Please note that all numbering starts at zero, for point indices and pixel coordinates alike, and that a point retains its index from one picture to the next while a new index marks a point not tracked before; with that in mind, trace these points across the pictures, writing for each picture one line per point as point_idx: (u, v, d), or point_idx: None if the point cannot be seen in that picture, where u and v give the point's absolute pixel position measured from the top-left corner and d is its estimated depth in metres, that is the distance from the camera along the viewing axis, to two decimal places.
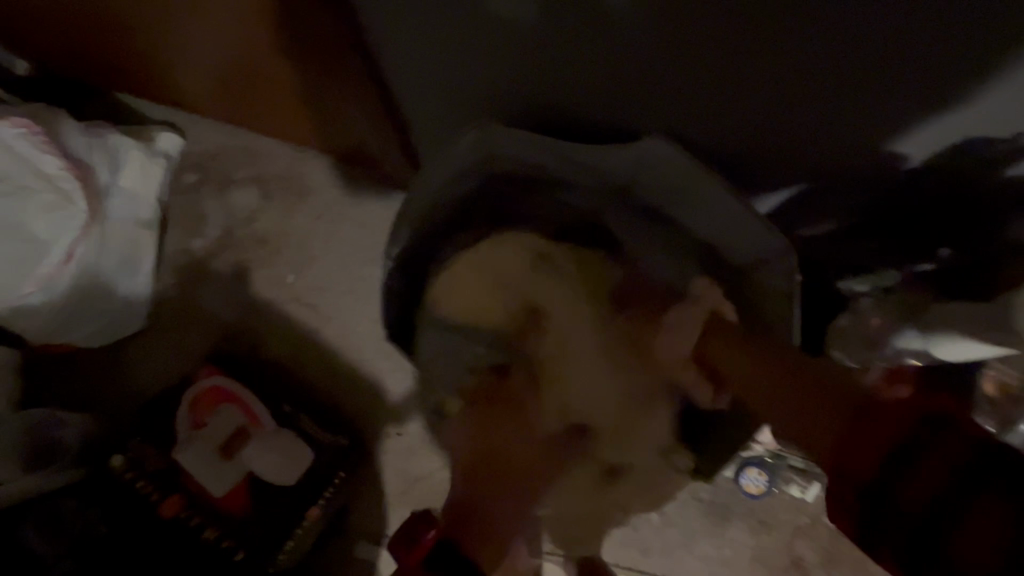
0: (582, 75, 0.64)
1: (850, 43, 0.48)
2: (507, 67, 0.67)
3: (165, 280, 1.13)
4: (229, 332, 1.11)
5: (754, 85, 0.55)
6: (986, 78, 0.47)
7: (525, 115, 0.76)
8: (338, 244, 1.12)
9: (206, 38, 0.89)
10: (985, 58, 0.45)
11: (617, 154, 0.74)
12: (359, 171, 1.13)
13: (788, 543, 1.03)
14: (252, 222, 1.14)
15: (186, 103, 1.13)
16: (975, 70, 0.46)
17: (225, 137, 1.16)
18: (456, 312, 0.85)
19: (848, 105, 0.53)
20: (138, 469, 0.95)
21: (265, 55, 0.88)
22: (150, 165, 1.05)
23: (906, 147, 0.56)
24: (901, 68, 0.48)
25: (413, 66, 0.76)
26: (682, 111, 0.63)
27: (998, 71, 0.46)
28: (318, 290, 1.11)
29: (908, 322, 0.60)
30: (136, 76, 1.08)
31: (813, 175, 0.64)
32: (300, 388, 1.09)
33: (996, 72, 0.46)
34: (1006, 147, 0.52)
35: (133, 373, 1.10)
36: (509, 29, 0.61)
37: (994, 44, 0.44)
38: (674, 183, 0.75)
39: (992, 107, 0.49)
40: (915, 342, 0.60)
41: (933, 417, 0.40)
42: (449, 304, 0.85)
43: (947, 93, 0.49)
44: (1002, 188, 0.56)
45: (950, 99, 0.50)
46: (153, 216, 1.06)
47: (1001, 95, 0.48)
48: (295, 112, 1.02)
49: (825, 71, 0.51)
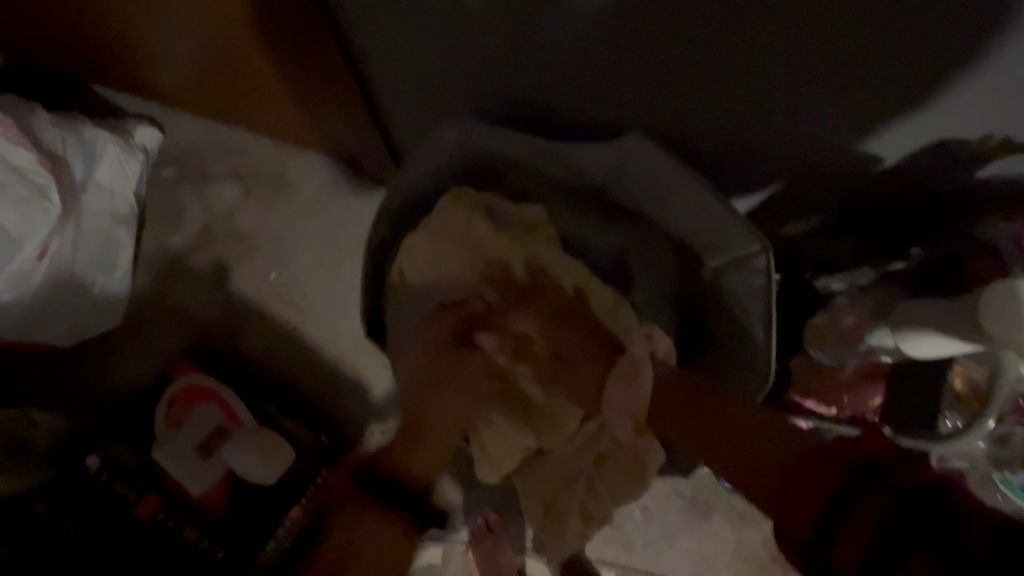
0: (564, 74, 0.64)
1: (828, 45, 0.49)
2: (490, 65, 0.67)
3: (142, 276, 1.11)
4: (208, 330, 1.09)
5: (732, 86, 0.56)
6: (958, 73, 0.49)
7: (508, 112, 0.76)
8: (320, 240, 1.11)
9: (184, 31, 0.88)
10: (955, 58, 0.47)
11: (597, 153, 0.73)
12: (341, 166, 1.12)
13: (767, 536, 1.05)
14: (232, 218, 1.12)
15: (163, 96, 1.11)
16: (946, 67, 0.48)
17: (204, 131, 1.14)
18: (421, 277, 0.84)
19: (828, 106, 0.54)
20: (114, 470, 0.93)
21: (245, 49, 0.87)
22: (127, 158, 1.02)
23: (882, 147, 0.57)
24: (877, 68, 0.50)
25: (395, 61, 0.76)
26: (663, 111, 0.64)
27: (967, 68, 0.48)
28: (298, 287, 1.10)
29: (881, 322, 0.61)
30: (112, 69, 1.06)
31: (791, 176, 0.65)
32: (281, 385, 1.08)
33: (968, 67, 0.48)
34: (977, 146, 0.54)
35: (108, 371, 1.08)
36: (491, 28, 0.61)
37: (967, 42, 0.46)
38: (649, 180, 0.73)
39: (963, 101, 0.51)
40: (887, 339, 0.60)
41: (869, 463, 0.46)
42: (415, 270, 0.84)
43: (920, 91, 0.51)
44: (974, 185, 0.59)
45: (924, 96, 0.51)
46: (131, 211, 1.03)
47: (973, 87, 0.50)
48: (276, 106, 1.01)
49: (802, 73, 0.52)
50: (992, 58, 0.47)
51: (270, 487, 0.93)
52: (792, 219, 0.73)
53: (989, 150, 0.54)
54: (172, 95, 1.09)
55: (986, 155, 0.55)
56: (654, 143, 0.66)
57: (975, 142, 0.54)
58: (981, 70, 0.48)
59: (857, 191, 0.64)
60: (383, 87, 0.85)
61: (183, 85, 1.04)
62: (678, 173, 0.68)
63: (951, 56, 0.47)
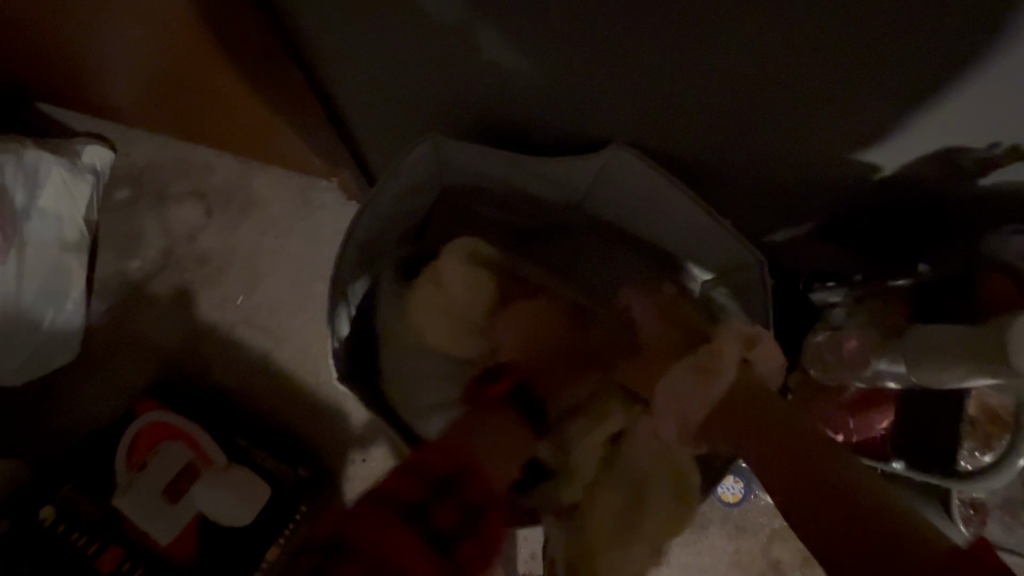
0: (540, 84, 0.60)
1: (817, 56, 0.45)
2: (460, 75, 0.63)
3: (97, 306, 1.03)
4: (172, 360, 1.02)
5: (719, 93, 0.52)
6: (956, 90, 0.44)
7: (481, 124, 0.71)
8: (290, 260, 1.05)
9: (128, 50, 0.81)
10: (954, 74, 0.43)
11: (579, 168, 0.68)
12: (311, 180, 1.07)
13: (765, 547, 1.03)
14: (194, 241, 1.05)
15: (112, 114, 1.03)
16: (942, 84, 0.44)
17: (160, 148, 1.07)
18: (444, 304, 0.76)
19: (823, 113, 0.51)
20: (71, 521, 0.86)
21: (197, 62, 0.81)
22: (74, 182, 0.95)
23: (878, 156, 0.54)
24: (867, 81, 0.46)
25: (360, 70, 0.71)
26: (645, 120, 0.60)
27: (964, 85, 0.44)
28: (268, 311, 1.04)
29: (889, 347, 0.60)
30: (50, 88, 0.98)
31: (783, 185, 0.62)
32: (255, 417, 1.01)
33: (970, 82, 0.43)
34: (983, 158, 0.50)
35: (65, 411, 1.00)
36: (460, 40, 0.57)
37: (969, 60, 0.41)
38: (634, 193, 0.70)
39: (967, 115, 0.46)
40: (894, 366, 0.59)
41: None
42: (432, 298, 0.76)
43: (915, 106, 0.47)
44: (979, 198, 0.54)
45: (918, 111, 0.47)
46: (80, 237, 0.96)
47: (975, 102, 0.45)
48: (234, 120, 0.94)
49: (793, 82, 0.48)
50: (995, 76, 0.42)
51: (245, 526, 0.88)
52: (788, 226, 0.69)
53: (991, 163, 0.50)
54: (122, 112, 1.01)
55: (988, 166, 0.51)
56: (637, 155, 0.63)
57: (978, 154, 0.50)
58: (986, 85, 0.43)
59: (858, 198, 0.60)
60: (348, 98, 0.80)
61: (132, 102, 0.96)
62: (665, 185, 0.65)
63: (951, 74, 0.43)
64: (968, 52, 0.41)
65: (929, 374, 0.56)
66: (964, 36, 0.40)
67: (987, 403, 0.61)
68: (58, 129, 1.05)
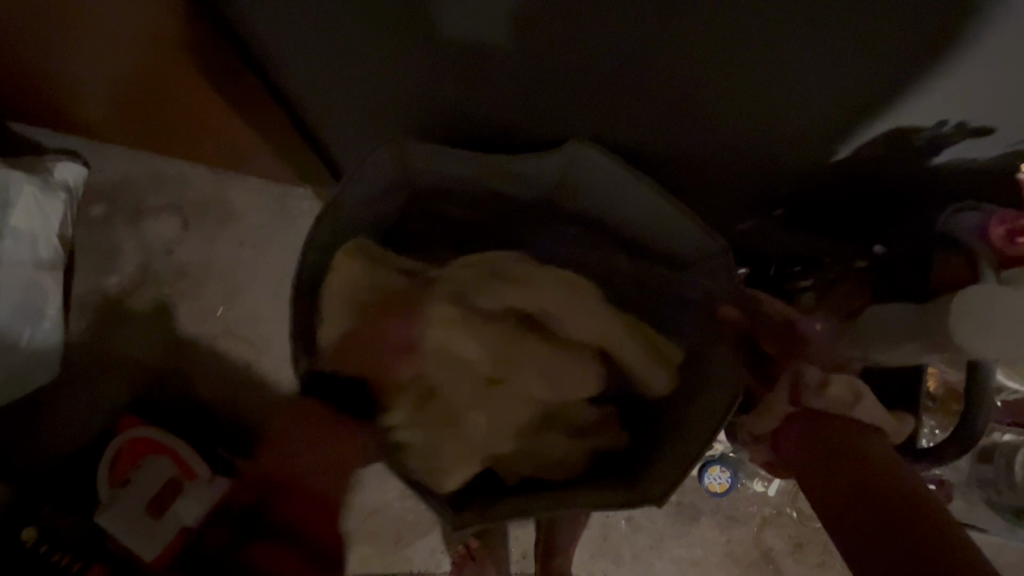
0: (498, 83, 0.60)
1: (769, 42, 0.45)
2: (421, 76, 0.63)
3: (75, 324, 1.03)
4: (153, 375, 1.02)
5: (672, 84, 0.53)
6: (924, 72, 0.45)
7: (447, 125, 0.71)
8: (269, 269, 1.04)
9: (91, 69, 0.81)
10: (916, 55, 0.44)
11: (541, 164, 0.68)
12: (285, 188, 1.06)
13: (756, 536, 1.03)
14: (171, 254, 1.05)
15: (83, 131, 1.02)
16: (904, 65, 0.45)
17: (134, 162, 1.07)
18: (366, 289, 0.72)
19: (776, 99, 0.51)
20: (52, 541, 0.86)
21: (165, 75, 0.81)
22: (46, 201, 0.94)
23: (836, 141, 0.54)
24: (817, 64, 0.46)
25: (323, 73, 0.70)
26: (604, 113, 0.60)
27: (927, 64, 0.44)
28: (249, 321, 1.03)
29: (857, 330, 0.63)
30: (18, 108, 0.97)
31: (744, 172, 0.63)
32: (237, 427, 1.01)
33: (935, 66, 0.44)
34: (933, 135, 0.51)
35: (45, 431, 0.99)
36: (416, 42, 0.57)
37: (928, 43, 0.42)
38: (597, 188, 0.70)
39: (929, 98, 0.47)
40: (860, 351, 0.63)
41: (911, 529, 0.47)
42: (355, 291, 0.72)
43: (880, 88, 0.47)
44: (929, 175, 0.57)
45: (885, 93, 0.48)
46: (55, 256, 0.96)
47: (936, 85, 0.46)
48: (205, 131, 0.94)
49: (744, 71, 0.49)
50: (954, 59, 0.43)
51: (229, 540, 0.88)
52: (756, 214, 0.70)
53: (945, 141, 0.52)
54: (93, 128, 1.00)
55: (944, 144, 0.52)
56: (602, 151, 0.63)
57: (929, 132, 0.51)
58: (950, 68, 0.44)
59: (818, 183, 0.61)
60: (314, 103, 0.80)
61: (100, 117, 0.95)
62: (629, 179, 0.65)
63: (915, 58, 0.44)
64: (929, 32, 0.41)
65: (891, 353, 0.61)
66: (920, 18, 0.40)
67: (947, 380, 0.64)
68: (28, 148, 1.04)
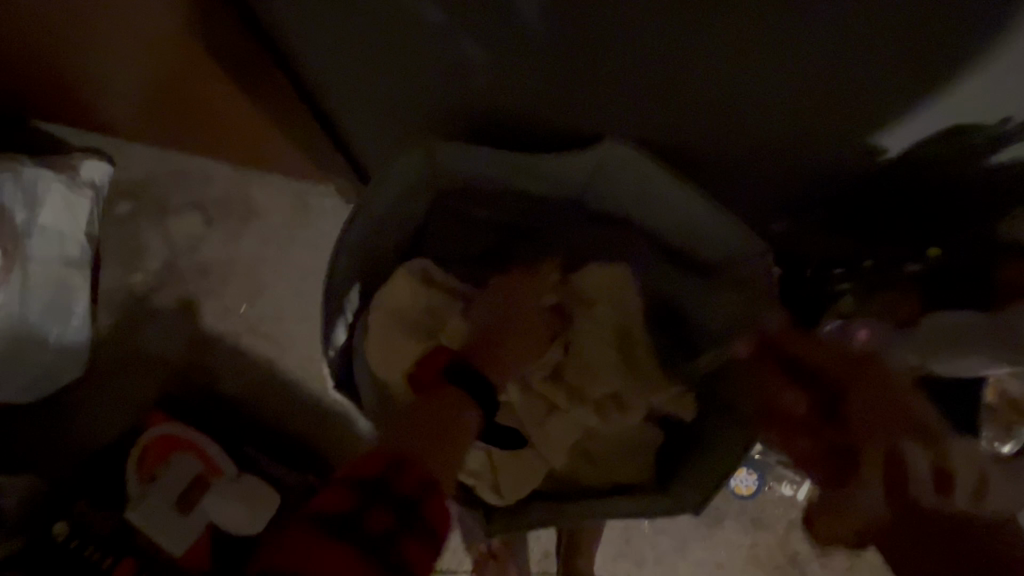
0: (529, 82, 0.58)
1: (817, 33, 0.43)
2: (450, 76, 0.62)
3: (102, 321, 1.04)
4: (179, 373, 1.02)
5: (713, 82, 0.51)
6: (988, 68, 0.42)
7: (475, 123, 0.70)
8: (292, 267, 1.04)
9: (118, 69, 0.81)
10: (978, 48, 0.41)
11: (573, 163, 0.66)
12: (308, 185, 1.06)
13: (782, 539, 1.01)
14: (195, 252, 1.05)
15: (111, 129, 1.03)
16: (967, 59, 0.42)
17: (158, 160, 1.07)
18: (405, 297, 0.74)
19: (822, 95, 0.49)
20: (84, 536, 0.87)
21: (190, 75, 0.81)
22: (73, 199, 0.94)
23: (888, 139, 0.52)
24: (871, 58, 0.44)
25: (350, 71, 0.69)
26: (638, 111, 0.58)
27: (993, 58, 0.41)
28: (273, 319, 1.03)
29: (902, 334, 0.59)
30: (47, 107, 0.98)
31: (786, 170, 0.61)
32: (261, 424, 1.02)
33: (995, 60, 0.41)
34: (994, 130, 0.48)
35: (75, 426, 1.01)
36: (444, 40, 0.56)
37: (995, 37, 0.39)
38: (631, 187, 0.68)
39: (991, 94, 0.44)
40: (913, 359, 0.57)
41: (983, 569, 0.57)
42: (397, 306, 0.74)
43: (936, 83, 0.45)
44: (985, 175, 0.53)
45: (943, 87, 0.45)
46: (83, 254, 0.96)
47: (1000, 78, 0.43)
48: (229, 130, 0.93)
49: (789, 66, 0.46)
50: (1021, 53, 0.40)
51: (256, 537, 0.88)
52: (793, 213, 0.67)
53: (1004, 138, 0.49)
54: (119, 127, 1.01)
55: (1004, 141, 0.49)
56: (635, 149, 0.61)
57: (989, 129, 0.48)
58: (1015, 61, 0.41)
59: (862, 181, 0.59)
60: (338, 100, 0.79)
61: (125, 115, 0.95)
62: (663, 176, 0.63)
63: (980, 53, 0.41)
64: (998, 26, 0.39)
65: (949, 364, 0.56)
66: (985, 13, 0.38)
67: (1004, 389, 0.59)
68: (54, 146, 1.05)
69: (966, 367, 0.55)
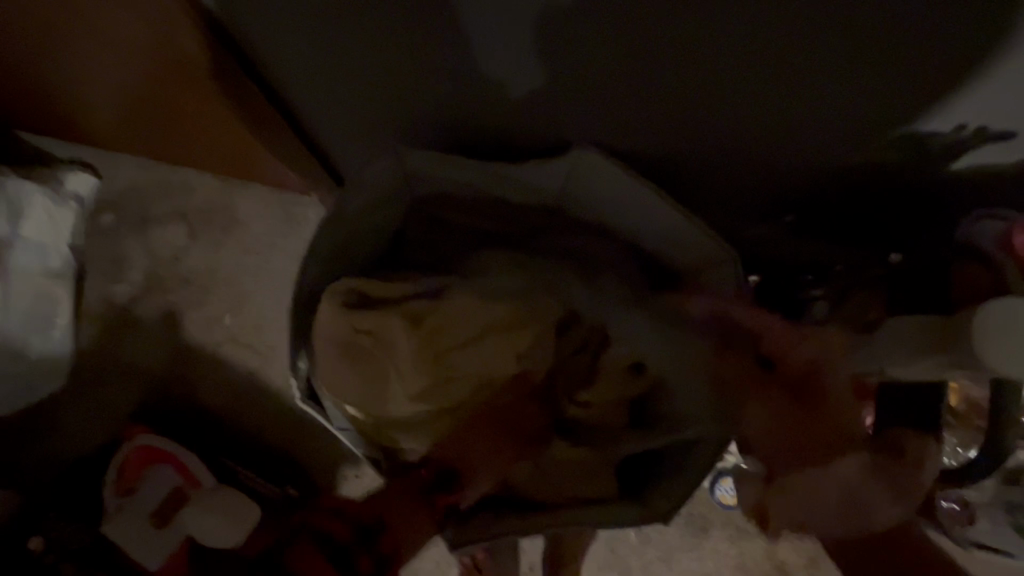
0: (499, 89, 0.59)
1: (773, 43, 0.43)
2: (422, 85, 0.62)
3: (84, 332, 1.03)
4: (161, 383, 1.02)
5: (677, 90, 0.51)
6: (939, 78, 0.42)
7: (449, 133, 0.70)
8: (275, 276, 1.04)
9: (97, 81, 0.81)
10: (933, 60, 0.41)
11: (543, 171, 0.67)
12: (289, 194, 1.06)
13: (770, 549, 1.00)
14: (177, 262, 1.05)
15: (95, 141, 1.03)
16: (924, 69, 0.42)
17: (141, 171, 1.07)
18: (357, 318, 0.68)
19: (784, 103, 0.49)
20: (60, 550, 0.86)
21: (170, 86, 0.81)
22: (56, 210, 0.95)
23: (847, 146, 0.53)
24: (829, 68, 0.44)
25: (325, 81, 0.70)
26: (605, 119, 0.59)
27: (948, 69, 0.42)
28: (255, 329, 1.03)
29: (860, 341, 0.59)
30: (30, 119, 0.98)
31: (755, 178, 0.61)
32: (240, 437, 1.01)
33: (949, 72, 0.42)
34: (952, 137, 0.49)
35: (55, 438, 1.00)
36: (413, 50, 0.57)
37: (938, 53, 0.40)
38: (601, 195, 0.69)
39: (945, 102, 0.45)
40: (871, 364, 0.58)
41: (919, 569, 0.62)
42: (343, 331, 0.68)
43: (895, 93, 0.45)
44: (949, 180, 0.54)
45: (902, 98, 0.45)
46: (64, 265, 0.96)
47: (957, 89, 0.43)
48: (211, 141, 0.94)
49: (749, 75, 0.47)
50: (975, 65, 0.41)
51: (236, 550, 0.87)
52: (764, 221, 0.68)
53: (964, 145, 0.49)
54: (103, 138, 1.01)
55: (962, 147, 0.50)
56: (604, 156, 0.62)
57: (948, 137, 0.49)
58: (971, 74, 0.42)
59: (829, 185, 0.59)
60: (318, 111, 0.80)
61: (108, 128, 0.96)
62: (632, 183, 0.64)
63: (930, 64, 0.41)
64: (949, 39, 0.39)
65: (904, 367, 0.56)
66: (933, 26, 0.38)
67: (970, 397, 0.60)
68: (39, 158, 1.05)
69: (923, 369, 0.54)
